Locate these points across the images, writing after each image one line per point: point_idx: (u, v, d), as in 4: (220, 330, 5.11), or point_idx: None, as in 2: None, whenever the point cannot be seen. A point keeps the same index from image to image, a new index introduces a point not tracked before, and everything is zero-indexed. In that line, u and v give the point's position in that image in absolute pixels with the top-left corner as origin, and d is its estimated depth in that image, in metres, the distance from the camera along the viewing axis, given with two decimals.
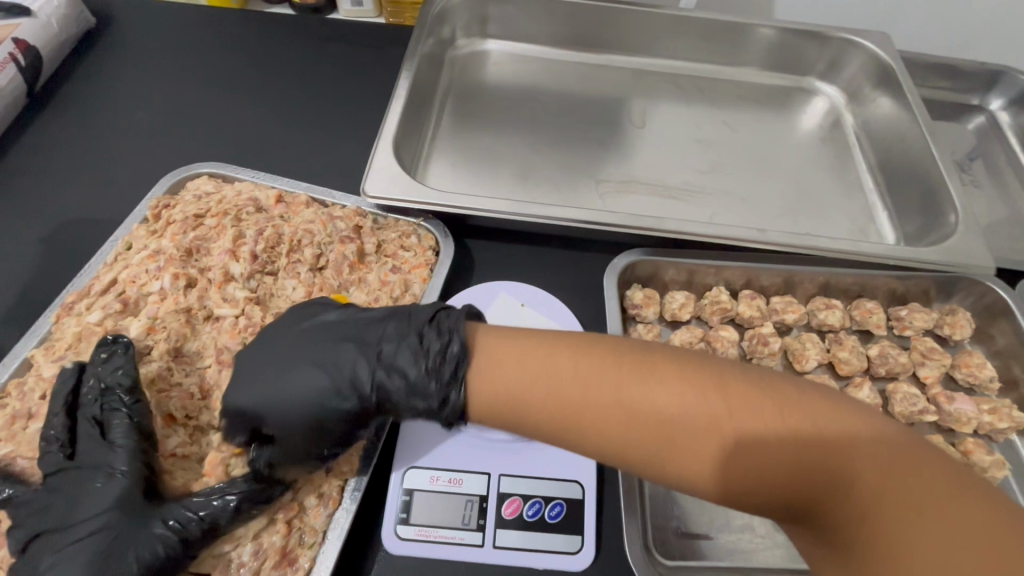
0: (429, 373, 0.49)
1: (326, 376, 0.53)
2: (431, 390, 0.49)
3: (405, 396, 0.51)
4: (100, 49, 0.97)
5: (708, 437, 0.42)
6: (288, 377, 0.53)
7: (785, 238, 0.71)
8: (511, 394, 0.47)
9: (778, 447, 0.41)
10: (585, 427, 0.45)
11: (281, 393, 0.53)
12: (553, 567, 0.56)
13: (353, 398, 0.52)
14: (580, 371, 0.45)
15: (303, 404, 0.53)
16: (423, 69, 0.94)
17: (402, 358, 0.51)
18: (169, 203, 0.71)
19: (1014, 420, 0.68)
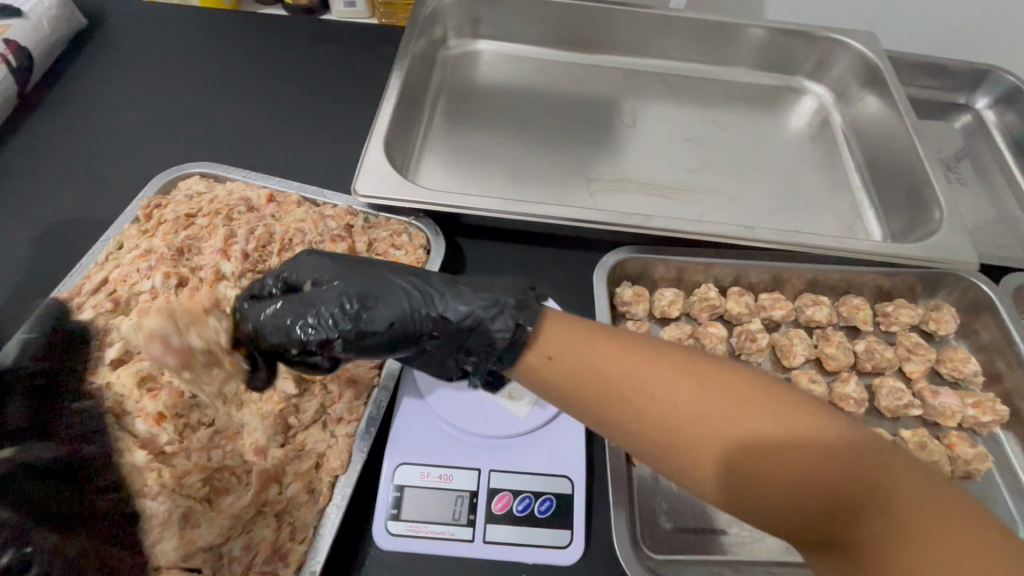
0: (515, 289, 0.51)
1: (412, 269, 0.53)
2: (512, 297, 0.49)
3: (476, 302, 0.50)
4: (91, 51, 0.97)
5: (768, 434, 0.40)
6: (356, 267, 0.53)
7: (773, 235, 0.72)
8: (574, 364, 0.45)
9: (836, 456, 0.39)
10: (639, 406, 0.42)
11: (343, 276, 0.52)
12: (543, 562, 0.56)
13: (418, 294, 0.50)
14: (645, 356, 0.44)
15: (378, 275, 0.52)
16: (415, 69, 0.95)
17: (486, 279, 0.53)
18: (160, 203, 0.71)
19: (998, 413, 0.70)
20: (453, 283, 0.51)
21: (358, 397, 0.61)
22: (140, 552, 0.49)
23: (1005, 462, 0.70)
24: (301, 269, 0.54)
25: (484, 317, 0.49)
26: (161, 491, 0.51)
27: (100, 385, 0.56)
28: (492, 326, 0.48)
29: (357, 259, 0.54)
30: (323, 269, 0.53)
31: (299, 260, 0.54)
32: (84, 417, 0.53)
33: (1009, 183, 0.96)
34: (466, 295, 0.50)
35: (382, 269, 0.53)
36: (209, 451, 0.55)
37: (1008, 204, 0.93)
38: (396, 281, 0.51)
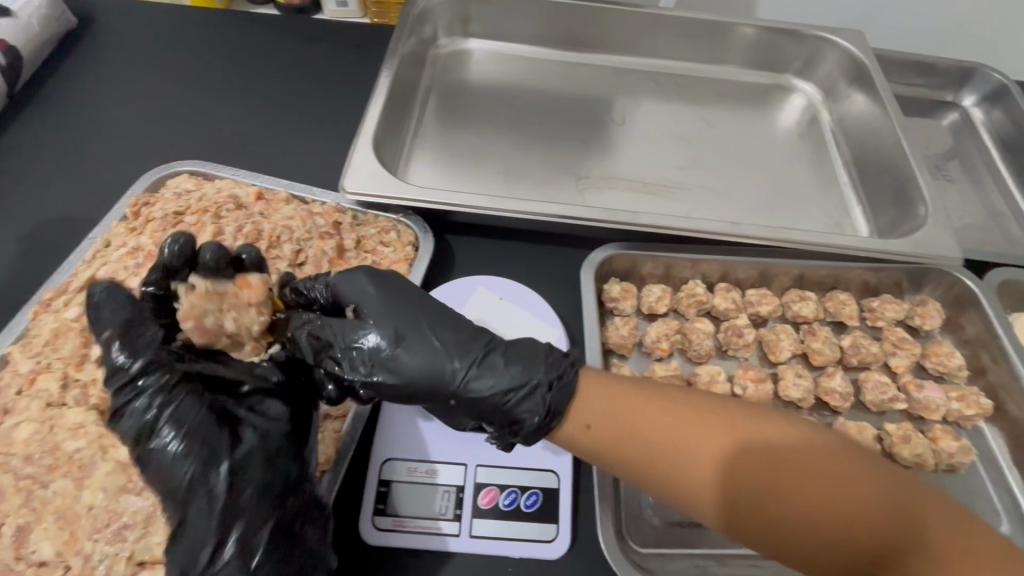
0: (550, 366, 0.52)
1: (450, 329, 0.53)
2: (546, 378, 0.51)
3: (510, 378, 0.51)
4: (81, 50, 0.97)
5: (798, 488, 0.44)
6: (402, 306, 0.53)
7: (759, 231, 0.73)
8: (616, 427, 0.49)
9: (861, 502, 0.44)
10: (682, 470, 0.47)
11: (389, 318, 0.53)
12: (529, 556, 0.56)
13: (454, 357, 0.51)
14: (679, 416, 0.48)
15: (417, 332, 0.52)
16: (405, 68, 0.95)
17: (526, 343, 0.54)
18: (148, 201, 0.71)
19: (981, 406, 0.70)
20: (491, 349, 0.53)
21: None
22: (123, 548, 0.48)
23: (989, 455, 0.70)
24: (349, 295, 0.55)
25: (514, 397, 0.50)
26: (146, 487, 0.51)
27: (86, 381, 0.56)
28: (519, 408, 0.50)
29: (402, 292, 0.55)
30: (369, 301, 0.54)
31: (347, 280, 0.56)
32: (71, 413, 0.53)
33: (995, 180, 0.96)
34: (502, 365, 0.51)
35: (425, 314, 0.54)
36: None
37: (994, 201, 0.94)
38: (435, 337, 0.52)
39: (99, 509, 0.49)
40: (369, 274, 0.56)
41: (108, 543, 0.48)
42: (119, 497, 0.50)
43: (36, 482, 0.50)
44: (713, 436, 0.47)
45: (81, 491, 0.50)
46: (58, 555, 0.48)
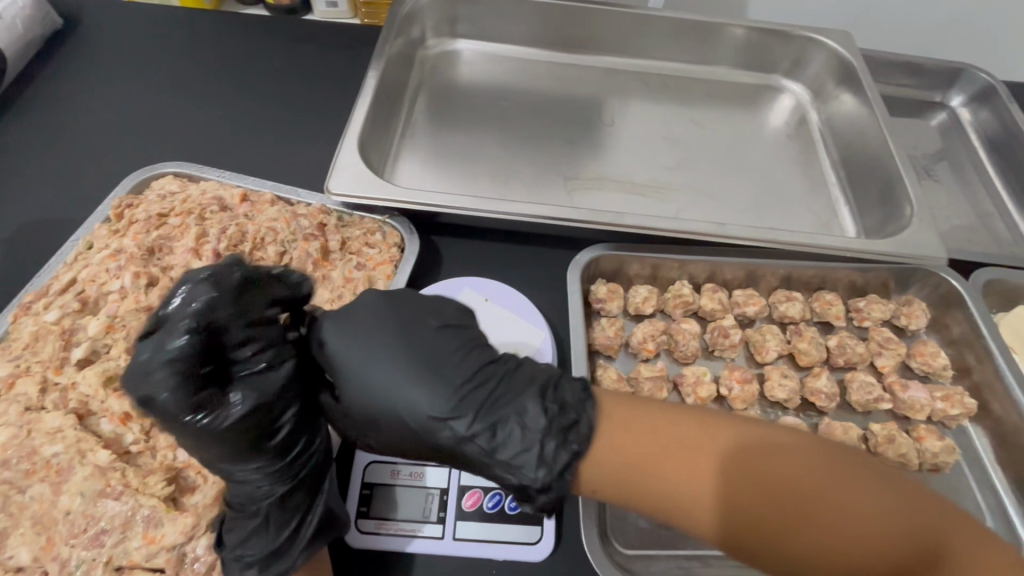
0: (542, 466, 0.48)
1: (434, 400, 0.50)
2: (534, 484, 0.48)
3: (504, 469, 0.49)
4: (67, 51, 0.96)
5: (816, 517, 0.44)
6: (377, 385, 0.51)
7: (745, 231, 0.72)
8: (633, 460, 0.48)
9: (878, 525, 0.43)
10: (703, 502, 0.46)
11: (368, 396, 0.51)
12: (513, 558, 0.56)
13: (442, 435, 0.50)
14: (695, 449, 0.47)
15: (398, 410, 0.51)
16: (393, 68, 0.95)
17: (517, 434, 0.49)
18: (132, 203, 0.71)
19: (966, 405, 0.71)
20: (477, 437, 0.49)
21: None
22: (101, 553, 0.48)
23: (974, 454, 0.71)
24: (328, 366, 0.52)
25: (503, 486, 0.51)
26: (124, 491, 0.50)
27: (65, 385, 0.55)
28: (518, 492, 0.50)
29: (379, 357, 0.52)
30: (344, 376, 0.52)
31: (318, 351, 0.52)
32: (49, 417, 0.53)
33: (982, 180, 0.97)
34: (487, 460, 0.50)
35: (404, 392, 0.51)
36: (175, 450, 0.54)
37: (981, 201, 0.94)
38: (414, 421, 0.50)
39: (76, 514, 0.49)
40: (342, 336, 0.52)
41: (86, 549, 0.48)
42: (97, 502, 0.49)
43: (13, 486, 0.50)
44: (729, 468, 0.47)
45: (58, 495, 0.50)
46: (35, 560, 0.48)
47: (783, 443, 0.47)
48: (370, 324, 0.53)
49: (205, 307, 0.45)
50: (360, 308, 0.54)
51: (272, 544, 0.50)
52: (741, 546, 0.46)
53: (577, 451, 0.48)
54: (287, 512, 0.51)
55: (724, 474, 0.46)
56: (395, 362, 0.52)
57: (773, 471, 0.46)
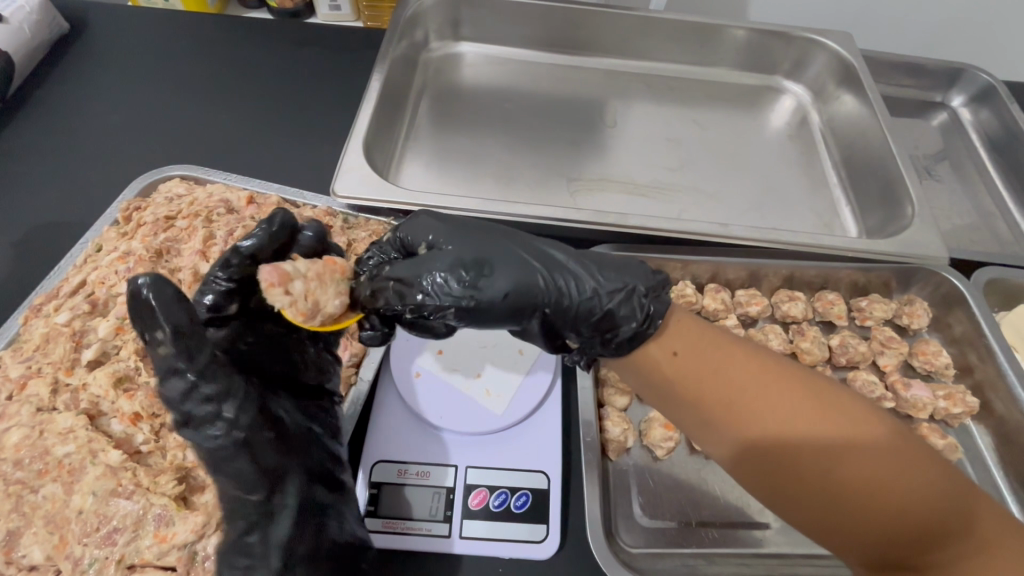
0: (643, 278, 0.54)
1: (527, 244, 0.54)
2: (641, 285, 0.53)
3: (605, 288, 0.52)
4: (74, 55, 0.97)
5: (860, 461, 0.43)
6: (477, 230, 0.54)
7: (748, 232, 0.73)
8: (696, 365, 0.49)
9: (914, 484, 0.43)
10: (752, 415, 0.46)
11: (471, 236, 0.53)
12: (519, 557, 0.57)
13: (539, 263, 0.52)
14: (762, 368, 0.48)
15: (490, 245, 0.52)
16: (396, 71, 0.95)
17: (612, 261, 0.55)
18: (140, 206, 0.71)
19: (969, 404, 0.71)
20: (580, 259, 0.54)
21: (336, 398, 0.62)
22: (113, 551, 0.49)
23: (977, 453, 0.71)
24: (420, 236, 0.54)
25: (614, 300, 0.51)
26: (136, 490, 0.51)
27: (76, 386, 0.56)
28: (621, 312, 0.51)
29: (472, 221, 0.55)
30: (437, 232, 0.54)
31: (411, 223, 0.55)
32: (60, 419, 0.53)
33: (984, 179, 0.97)
34: (593, 275, 0.53)
35: (502, 233, 0.54)
36: (184, 450, 0.55)
37: (982, 200, 0.95)
38: (519, 252, 0.52)
39: (88, 513, 0.49)
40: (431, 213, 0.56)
41: (98, 547, 0.49)
42: (109, 501, 0.50)
43: (26, 486, 0.50)
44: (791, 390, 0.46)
45: (70, 495, 0.50)
46: (48, 559, 0.48)
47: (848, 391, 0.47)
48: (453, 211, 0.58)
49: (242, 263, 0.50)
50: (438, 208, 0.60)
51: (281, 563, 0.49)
52: (762, 472, 0.46)
53: (663, 275, 0.55)
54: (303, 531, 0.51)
55: (787, 394, 0.46)
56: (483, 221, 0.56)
57: (832, 405, 0.46)
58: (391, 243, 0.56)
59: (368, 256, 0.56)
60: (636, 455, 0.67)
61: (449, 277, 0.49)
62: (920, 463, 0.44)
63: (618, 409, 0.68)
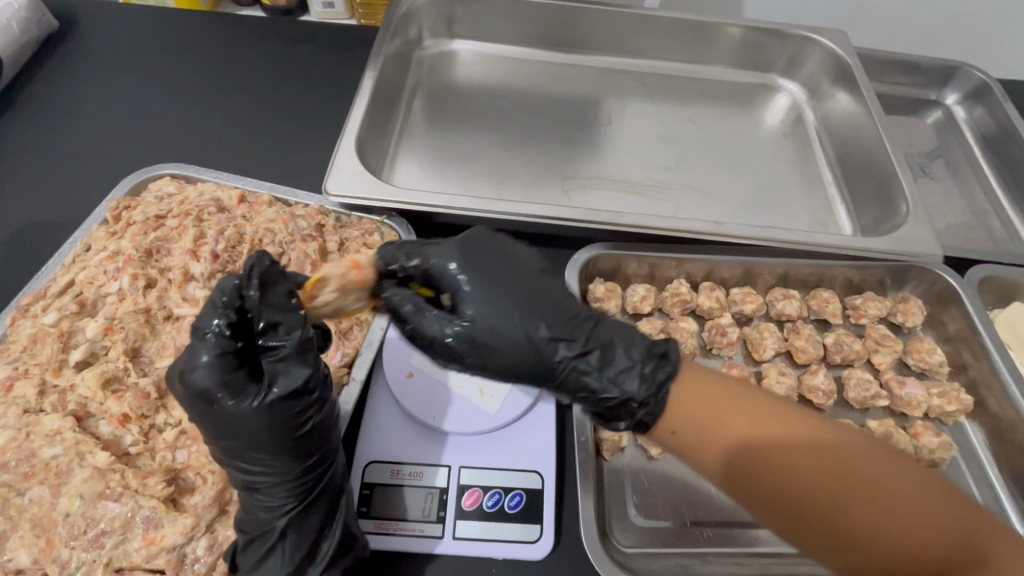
0: (645, 380, 0.52)
1: (548, 326, 0.53)
2: (640, 394, 0.52)
3: (605, 387, 0.53)
4: (63, 53, 0.96)
5: (856, 499, 0.47)
6: (499, 302, 0.53)
7: (743, 230, 0.72)
8: (700, 426, 0.50)
9: (917, 514, 0.46)
10: (767, 475, 0.48)
11: (486, 310, 0.53)
12: (512, 557, 0.56)
13: (546, 353, 0.53)
14: (770, 421, 0.49)
15: (505, 326, 0.53)
16: (390, 68, 0.95)
17: (621, 354, 0.54)
18: (129, 205, 0.71)
19: (962, 402, 0.71)
20: (589, 351, 0.53)
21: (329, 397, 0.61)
22: (101, 554, 0.48)
23: (971, 450, 0.71)
24: (449, 287, 0.55)
25: (604, 401, 0.53)
26: (124, 493, 0.50)
27: (64, 387, 0.55)
28: (607, 409, 0.54)
29: (495, 284, 0.54)
30: (468, 294, 0.54)
31: (441, 266, 0.55)
32: (47, 420, 0.53)
33: (978, 178, 0.97)
34: (593, 373, 0.53)
35: (520, 306, 0.54)
36: (173, 451, 0.54)
37: (976, 198, 0.95)
38: (535, 338, 0.53)
39: (75, 516, 0.49)
40: (462, 259, 0.55)
41: (85, 551, 0.48)
42: (97, 504, 0.49)
43: (12, 489, 0.50)
44: (799, 442, 0.48)
45: (58, 498, 0.50)
46: (35, 563, 0.48)
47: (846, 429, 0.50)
48: (485, 253, 0.56)
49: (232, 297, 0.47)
50: (476, 240, 0.57)
51: (290, 565, 0.50)
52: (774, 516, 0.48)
53: (671, 368, 0.53)
54: (307, 526, 0.51)
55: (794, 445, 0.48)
56: (521, 288, 0.55)
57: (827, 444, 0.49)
58: (420, 270, 0.56)
59: (398, 262, 0.55)
60: (630, 454, 0.66)
61: (456, 349, 0.53)
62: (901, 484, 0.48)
63: None
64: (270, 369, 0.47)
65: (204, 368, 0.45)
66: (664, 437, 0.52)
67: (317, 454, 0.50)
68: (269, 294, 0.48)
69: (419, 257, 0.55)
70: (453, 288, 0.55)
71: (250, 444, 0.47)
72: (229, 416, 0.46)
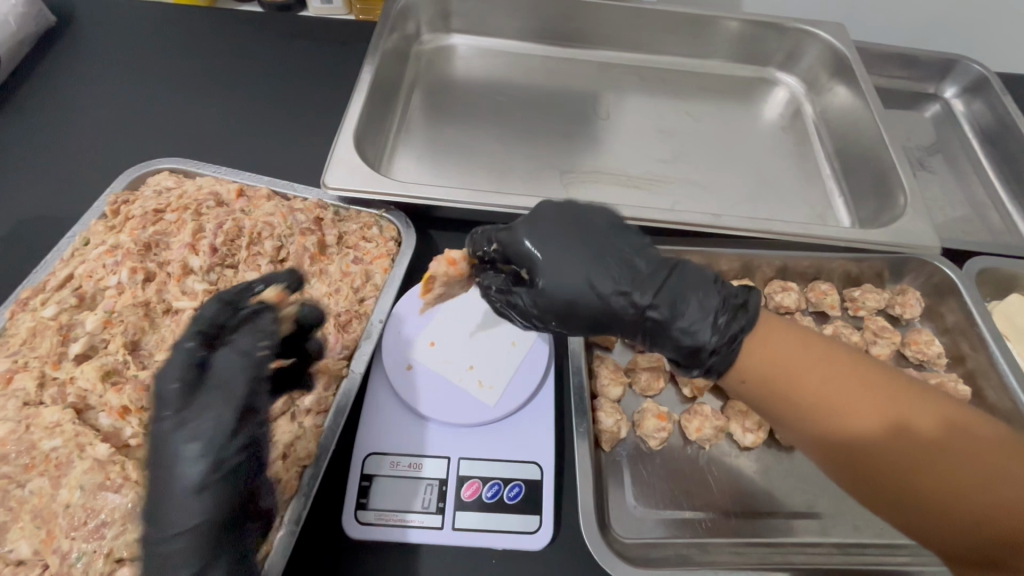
0: (717, 330, 0.52)
1: (620, 283, 0.54)
2: (712, 342, 0.52)
3: (681, 338, 0.53)
4: (60, 49, 0.96)
5: (925, 451, 0.47)
6: (565, 266, 0.54)
7: (739, 222, 0.73)
8: (773, 373, 0.50)
9: (1003, 494, 0.45)
10: (833, 422, 0.49)
11: (561, 280, 0.54)
12: (511, 547, 0.56)
13: (622, 309, 0.54)
14: (853, 381, 0.49)
15: (579, 287, 0.54)
16: (387, 63, 0.95)
17: (694, 306, 0.53)
18: (128, 199, 0.71)
19: (960, 392, 0.71)
20: (660, 302, 0.53)
21: (327, 389, 0.61)
22: (101, 545, 0.48)
23: None
24: (518, 259, 0.57)
25: (680, 351, 0.54)
26: (125, 484, 0.50)
27: (63, 380, 0.55)
28: (684, 360, 0.54)
29: (563, 248, 0.55)
30: (538, 262, 0.55)
31: (509, 242, 0.57)
32: (47, 412, 0.53)
33: (977, 171, 0.97)
34: (669, 323, 0.53)
35: (587, 265, 0.54)
36: None
37: (974, 190, 0.95)
38: (606, 296, 0.54)
39: (75, 507, 0.49)
40: (529, 232, 0.56)
41: (85, 542, 0.48)
42: (97, 495, 0.49)
43: (12, 481, 0.50)
44: (883, 405, 0.48)
45: (58, 489, 0.50)
46: (35, 554, 0.48)
47: (944, 398, 0.49)
48: (554, 224, 0.56)
49: (216, 321, 0.50)
50: (539, 217, 0.57)
51: None
52: (837, 460, 0.50)
53: (749, 320, 0.52)
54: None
55: (876, 409, 0.48)
56: (586, 247, 0.55)
57: (901, 399, 0.48)
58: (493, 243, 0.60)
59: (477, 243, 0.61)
60: (629, 445, 0.67)
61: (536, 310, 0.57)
62: (979, 447, 0.47)
63: (611, 400, 0.67)
64: (218, 393, 0.47)
65: (177, 373, 0.46)
66: (734, 384, 0.53)
67: (222, 509, 0.44)
68: (242, 334, 0.50)
69: (495, 240, 0.59)
70: (524, 263, 0.56)
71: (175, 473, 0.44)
72: (170, 434, 0.45)
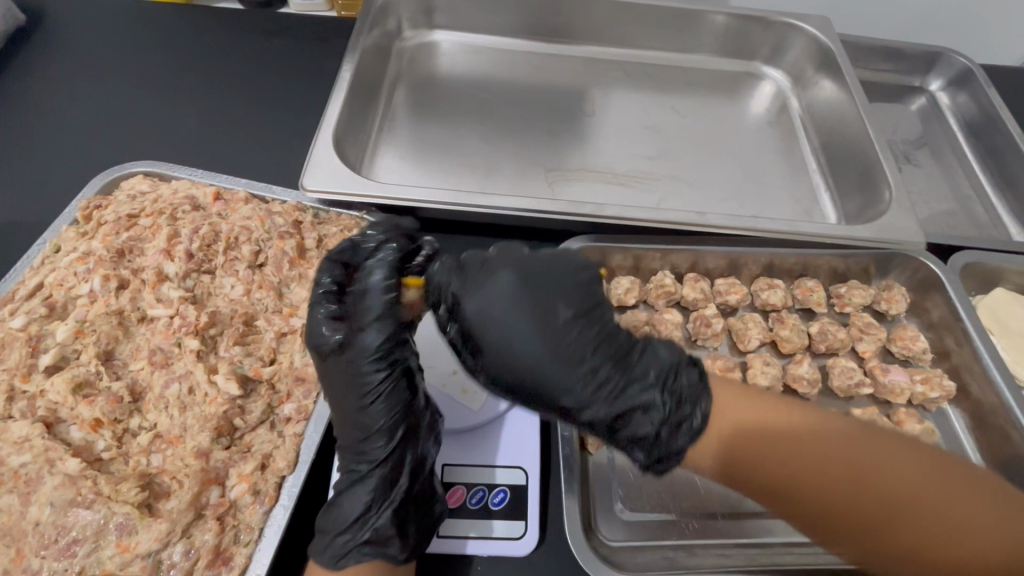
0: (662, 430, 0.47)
1: (562, 361, 0.48)
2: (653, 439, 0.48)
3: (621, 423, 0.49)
4: (30, 48, 0.93)
5: (895, 486, 0.44)
6: (508, 350, 0.48)
7: (724, 220, 0.72)
8: (736, 432, 0.47)
9: (966, 514, 0.44)
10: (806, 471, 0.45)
11: (496, 354, 0.49)
12: (497, 554, 0.56)
13: (564, 391, 0.48)
14: (809, 429, 0.47)
15: (517, 365, 0.48)
16: (369, 61, 0.93)
17: (642, 401, 0.48)
18: (101, 204, 0.69)
19: (945, 388, 0.71)
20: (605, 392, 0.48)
21: (307, 397, 0.58)
22: (73, 563, 0.47)
23: (954, 435, 0.72)
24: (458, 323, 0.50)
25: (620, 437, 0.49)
26: (96, 500, 0.49)
27: (33, 393, 0.54)
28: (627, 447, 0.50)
29: (524, 305, 0.48)
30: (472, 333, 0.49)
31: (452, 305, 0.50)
32: (16, 427, 0.51)
33: (962, 164, 0.97)
34: (613, 414, 0.48)
35: (528, 346, 0.48)
36: (149, 455, 0.53)
37: (960, 184, 0.95)
38: (545, 373, 0.48)
39: (46, 524, 0.48)
40: (469, 304, 0.49)
41: (57, 560, 0.47)
42: (68, 512, 0.48)
43: None
44: (851, 446, 0.46)
45: (27, 506, 0.48)
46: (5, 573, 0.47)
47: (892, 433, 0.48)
48: (497, 300, 0.48)
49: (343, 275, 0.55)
50: (483, 287, 0.49)
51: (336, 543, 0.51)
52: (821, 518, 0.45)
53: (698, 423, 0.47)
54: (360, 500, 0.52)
55: (844, 451, 0.46)
56: (530, 322, 0.48)
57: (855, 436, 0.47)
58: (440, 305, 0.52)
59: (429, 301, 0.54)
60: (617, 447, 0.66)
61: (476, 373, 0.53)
62: (934, 469, 0.46)
63: None
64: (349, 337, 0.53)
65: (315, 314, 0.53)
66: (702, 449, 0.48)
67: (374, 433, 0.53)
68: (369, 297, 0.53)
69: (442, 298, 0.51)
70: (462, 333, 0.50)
71: (335, 400, 0.53)
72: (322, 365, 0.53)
